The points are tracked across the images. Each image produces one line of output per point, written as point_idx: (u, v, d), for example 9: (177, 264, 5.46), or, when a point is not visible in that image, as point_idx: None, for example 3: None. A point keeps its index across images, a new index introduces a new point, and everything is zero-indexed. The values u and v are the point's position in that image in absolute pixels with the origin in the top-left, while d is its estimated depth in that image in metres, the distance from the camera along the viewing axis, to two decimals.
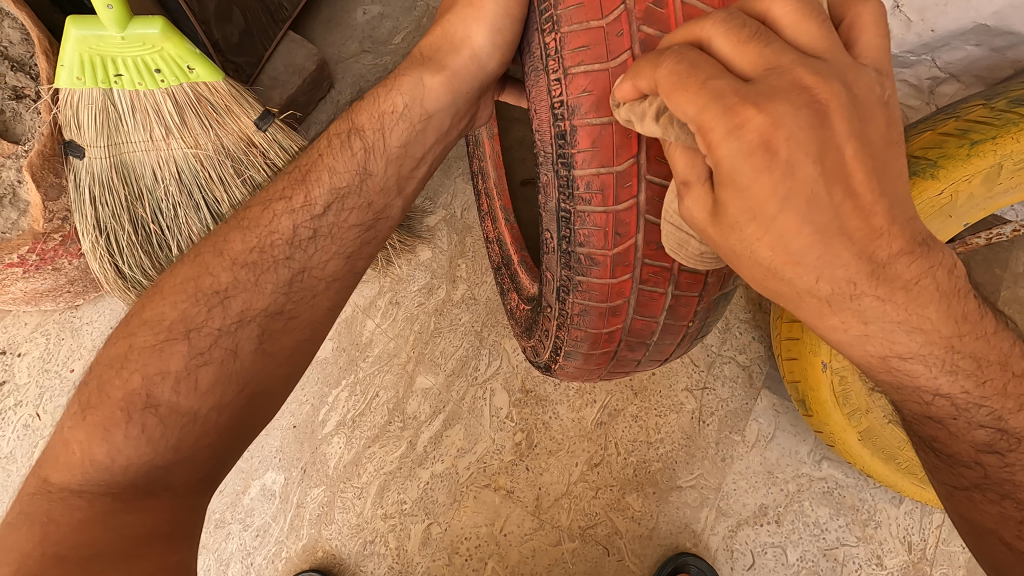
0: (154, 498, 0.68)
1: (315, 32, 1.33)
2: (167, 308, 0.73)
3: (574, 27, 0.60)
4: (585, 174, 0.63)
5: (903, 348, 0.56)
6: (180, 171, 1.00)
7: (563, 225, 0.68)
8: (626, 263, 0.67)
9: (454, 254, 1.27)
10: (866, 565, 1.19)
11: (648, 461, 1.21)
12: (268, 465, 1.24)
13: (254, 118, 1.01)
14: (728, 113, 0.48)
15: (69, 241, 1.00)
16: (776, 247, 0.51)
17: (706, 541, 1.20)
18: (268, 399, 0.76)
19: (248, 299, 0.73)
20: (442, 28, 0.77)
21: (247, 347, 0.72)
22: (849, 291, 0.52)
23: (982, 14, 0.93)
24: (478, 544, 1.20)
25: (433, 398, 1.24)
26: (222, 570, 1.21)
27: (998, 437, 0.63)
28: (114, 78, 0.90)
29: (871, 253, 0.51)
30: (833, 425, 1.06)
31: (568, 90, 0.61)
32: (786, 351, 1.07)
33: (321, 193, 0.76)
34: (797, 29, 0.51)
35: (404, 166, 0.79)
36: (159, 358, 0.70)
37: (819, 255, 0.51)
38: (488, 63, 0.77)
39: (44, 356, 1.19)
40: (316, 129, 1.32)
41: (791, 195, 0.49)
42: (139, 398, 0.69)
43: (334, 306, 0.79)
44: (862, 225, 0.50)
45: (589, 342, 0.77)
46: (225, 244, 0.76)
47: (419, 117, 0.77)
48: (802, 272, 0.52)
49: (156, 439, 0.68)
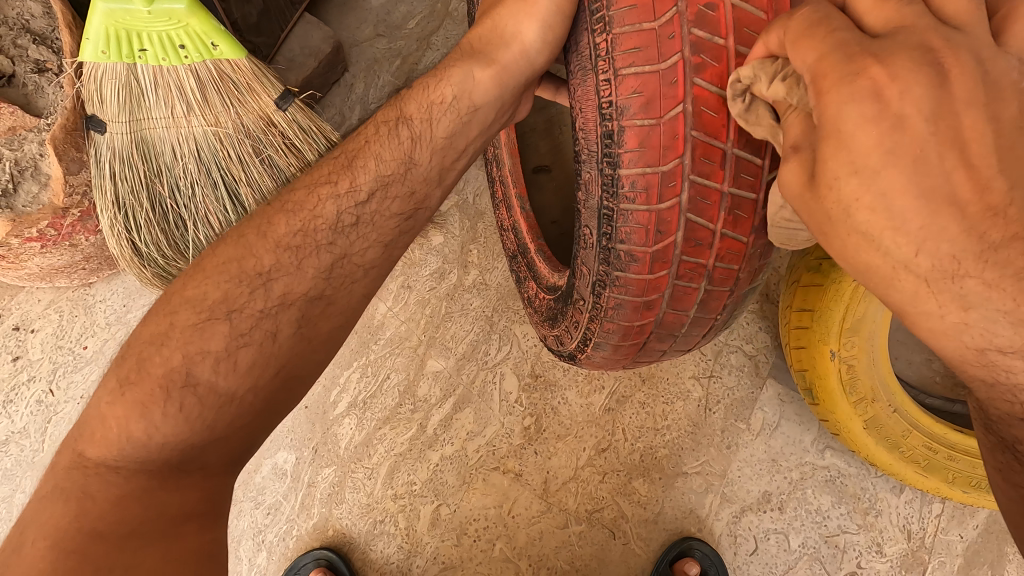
0: (191, 477, 0.70)
1: (330, 15, 1.33)
2: (209, 287, 0.73)
3: (626, 29, 0.61)
4: (630, 173, 0.64)
5: (1006, 342, 0.48)
6: (199, 149, 1.00)
7: (604, 222, 0.69)
8: (665, 259, 0.68)
9: (465, 240, 1.28)
10: (866, 552, 1.21)
11: (654, 447, 1.23)
12: (279, 445, 1.25)
13: (274, 98, 1.01)
14: (849, 60, 0.50)
15: (88, 217, 1.01)
16: (877, 208, 0.49)
17: (710, 527, 1.22)
18: (299, 383, 0.76)
19: (291, 282, 0.74)
20: (493, 21, 0.77)
21: (286, 331, 0.73)
22: (951, 268, 0.48)
23: None
24: (486, 525, 1.21)
25: (443, 381, 1.25)
26: (234, 548, 1.23)
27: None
28: (138, 52, 0.89)
29: (983, 233, 0.47)
30: (839, 413, 1.08)
31: (618, 90, 0.62)
32: (794, 340, 1.09)
33: (366, 180, 0.77)
34: (943, 1, 0.51)
35: (448, 157, 0.79)
36: (200, 337, 0.71)
37: (922, 223, 0.48)
38: (537, 58, 0.77)
39: (58, 333, 1.20)
40: (331, 112, 1.32)
41: (896, 150, 0.48)
42: (179, 375, 0.69)
43: (369, 294, 0.79)
44: (976, 199, 0.47)
45: (620, 334, 0.77)
46: (270, 227, 0.76)
47: (467, 110, 0.78)
48: (902, 240, 0.49)
49: (192, 418, 0.69)
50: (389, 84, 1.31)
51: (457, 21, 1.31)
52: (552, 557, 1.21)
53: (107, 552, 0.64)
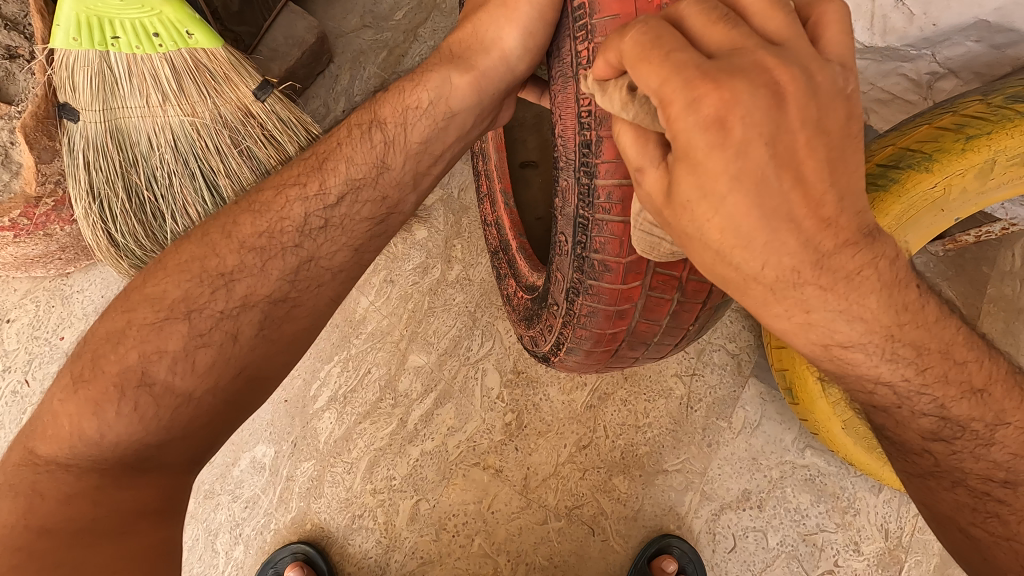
0: (147, 474, 0.69)
1: (316, 5, 1.31)
2: (169, 286, 0.72)
3: (607, 38, 0.60)
4: (606, 184, 0.64)
5: (844, 336, 0.53)
6: (175, 138, 0.98)
7: (579, 231, 0.69)
8: (638, 270, 0.67)
9: (449, 234, 1.27)
10: (843, 550, 1.22)
11: (635, 444, 1.23)
12: (258, 438, 1.24)
13: (252, 88, 1.00)
14: (688, 86, 0.46)
15: (61, 207, 1.00)
16: (726, 229, 0.49)
17: (689, 524, 1.23)
18: (264, 384, 0.75)
19: (252, 284, 0.72)
20: (473, 26, 0.76)
21: (248, 333, 0.72)
22: (793, 279, 0.50)
23: (985, 10, 0.90)
24: (466, 521, 1.21)
25: (424, 377, 1.25)
26: (210, 540, 1.22)
27: (945, 425, 0.60)
28: (111, 40, 0.89)
29: (817, 243, 0.49)
30: (819, 413, 1.09)
31: (598, 101, 0.62)
32: (776, 340, 1.09)
33: (336, 184, 0.76)
34: (763, 16, 0.49)
35: (421, 163, 0.78)
36: (157, 336, 0.69)
37: (765, 240, 0.49)
38: (516, 66, 0.76)
39: (34, 323, 1.18)
40: (315, 103, 1.30)
41: (741, 175, 0.47)
42: (134, 374, 0.68)
43: (338, 298, 0.78)
44: (812, 215, 0.48)
45: (592, 341, 0.77)
46: (235, 227, 0.75)
47: (442, 116, 0.76)
48: (749, 257, 0.50)
49: (147, 417, 0.68)
50: (375, 76, 1.30)
51: (444, 13, 1.30)
52: (531, 553, 1.21)
53: (57, 546, 0.65)
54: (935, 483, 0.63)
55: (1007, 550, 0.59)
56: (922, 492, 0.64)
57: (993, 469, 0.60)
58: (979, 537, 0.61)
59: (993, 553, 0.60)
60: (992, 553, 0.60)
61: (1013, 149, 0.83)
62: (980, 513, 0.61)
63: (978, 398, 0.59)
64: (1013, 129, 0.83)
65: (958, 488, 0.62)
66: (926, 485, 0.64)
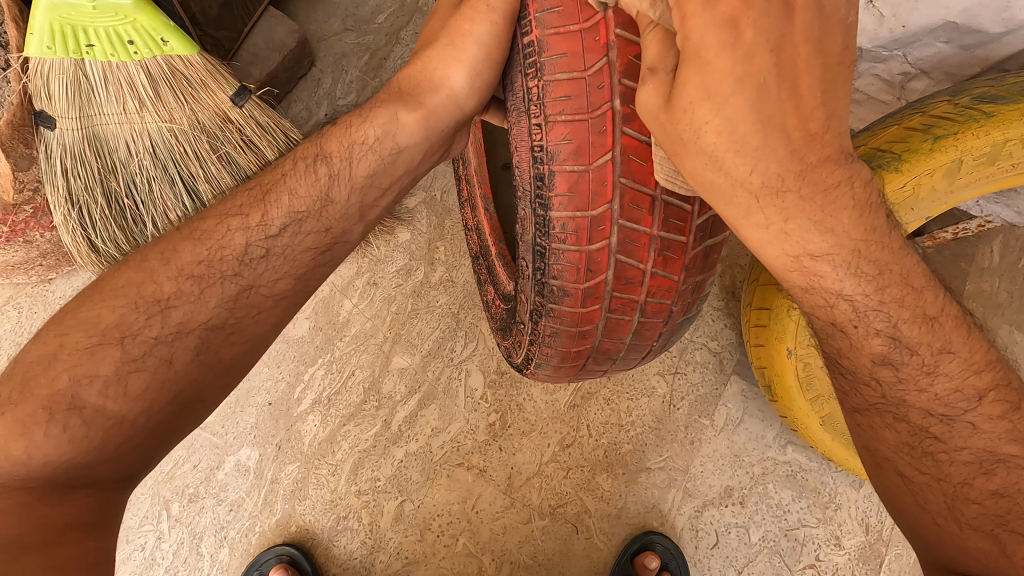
0: (78, 492, 0.66)
1: (298, 9, 1.32)
2: (104, 311, 0.71)
3: (557, 76, 0.60)
4: (561, 217, 0.64)
5: (815, 248, 0.58)
6: (154, 145, 1.00)
7: (538, 258, 0.69)
8: (597, 295, 0.69)
9: (432, 237, 1.28)
10: (825, 545, 1.24)
11: (618, 443, 1.24)
12: (243, 441, 1.24)
13: (230, 94, 1.01)
14: None
15: (40, 213, 1.01)
16: (722, 132, 0.55)
17: (672, 521, 1.24)
18: (200, 407, 0.74)
19: (190, 311, 0.72)
20: (422, 64, 0.80)
21: (182, 358, 0.71)
22: (777, 186, 0.57)
23: (951, 11, 0.92)
24: (450, 520, 1.22)
25: (408, 378, 1.25)
26: (195, 543, 1.23)
27: (894, 348, 0.60)
28: (85, 48, 0.88)
29: (803, 156, 0.56)
30: (796, 410, 1.11)
31: (548, 136, 0.62)
32: (754, 338, 1.10)
33: (278, 214, 0.76)
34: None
35: (368, 195, 0.80)
36: (89, 361, 0.68)
37: (757, 145, 0.55)
38: (465, 104, 0.80)
39: (16, 329, 1.18)
40: (297, 107, 1.31)
41: (746, 76, 0.55)
42: (64, 398, 0.66)
43: (278, 323, 0.78)
44: (801, 128, 0.56)
45: (559, 357, 0.78)
46: (174, 253, 0.74)
47: (389, 151, 0.79)
48: (739, 162, 0.56)
49: (78, 440, 0.66)
50: (358, 79, 1.30)
51: (426, 16, 1.30)
52: (515, 552, 1.22)
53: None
54: (878, 418, 0.63)
55: (934, 489, 0.61)
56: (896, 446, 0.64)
57: (935, 403, 0.61)
58: (913, 478, 0.62)
59: (923, 495, 0.61)
60: (923, 495, 0.61)
61: (980, 149, 0.85)
62: (952, 468, 0.61)
63: (927, 324, 0.60)
64: (979, 129, 0.84)
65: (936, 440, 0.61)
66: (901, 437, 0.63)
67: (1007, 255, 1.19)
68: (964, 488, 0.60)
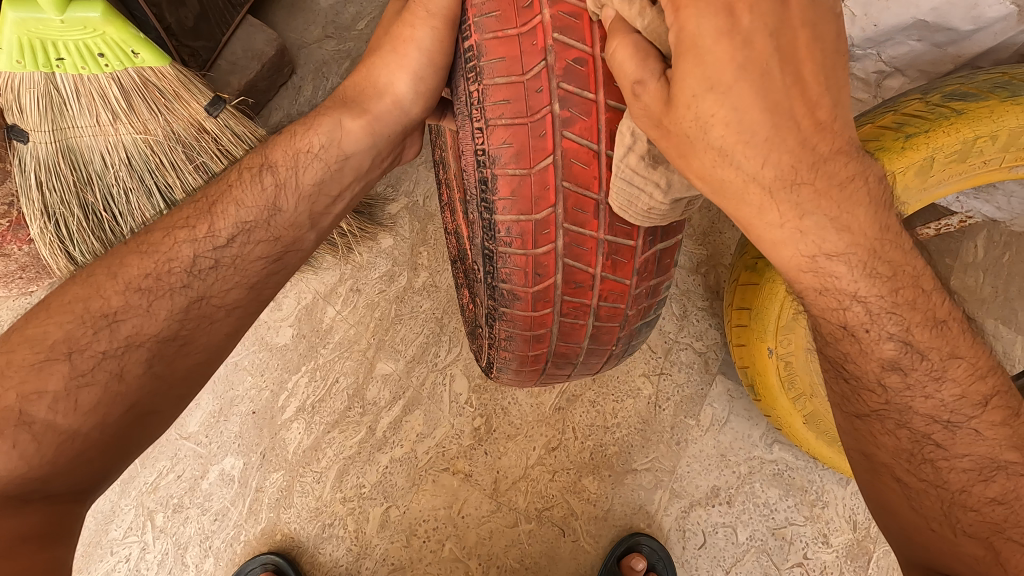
0: (31, 505, 0.65)
1: (278, 17, 1.32)
2: (51, 328, 0.71)
3: (496, 80, 0.59)
4: (505, 220, 0.63)
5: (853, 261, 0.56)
6: (129, 156, 1.00)
7: (487, 261, 0.68)
8: (547, 299, 0.69)
9: (415, 241, 1.28)
10: (812, 543, 1.24)
11: (604, 445, 1.24)
12: (227, 450, 1.24)
13: (204, 104, 1.01)
14: None
15: (18, 226, 1.03)
16: (730, 124, 0.54)
17: (659, 522, 1.24)
18: (157, 418, 0.74)
19: (138, 323, 0.72)
20: (366, 72, 0.82)
21: (135, 370, 0.71)
22: (792, 178, 0.55)
23: (921, 10, 0.93)
24: (436, 526, 1.22)
25: (392, 384, 1.25)
26: (180, 554, 1.22)
27: (905, 352, 0.59)
28: (55, 61, 0.88)
29: (814, 145, 0.55)
30: (779, 409, 1.11)
31: (489, 140, 0.60)
32: (736, 338, 1.10)
33: (225, 226, 0.76)
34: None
35: (318, 203, 0.80)
36: (37, 377, 0.68)
37: (766, 137, 0.54)
38: (410, 109, 0.81)
39: None
40: (276, 115, 1.31)
41: (747, 65, 0.53)
42: (12, 414, 0.66)
43: (234, 333, 0.78)
44: (808, 116, 0.54)
45: (518, 361, 0.79)
46: (121, 267, 0.74)
47: (335, 158, 0.80)
48: (751, 153, 0.55)
49: (28, 455, 0.65)
50: (338, 86, 1.30)
51: None
52: (502, 556, 1.22)
53: None
54: (878, 424, 0.62)
55: (932, 496, 0.61)
56: (866, 445, 0.64)
57: (939, 410, 0.60)
58: (933, 496, 0.61)
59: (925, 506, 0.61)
60: (924, 504, 0.61)
61: (950, 147, 0.85)
62: (941, 470, 0.61)
63: (938, 329, 0.60)
64: (948, 127, 0.84)
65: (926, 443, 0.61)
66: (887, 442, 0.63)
67: (991, 250, 1.18)
68: (988, 508, 0.59)
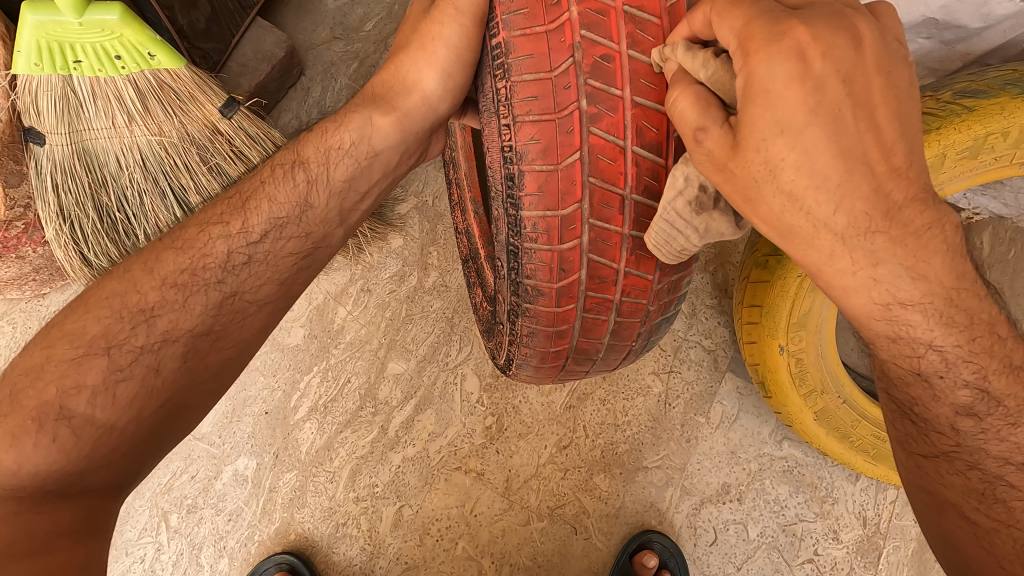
0: (67, 499, 0.66)
1: (286, 18, 1.32)
2: (90, 322, 0.71)
3: (524, 77, 0.60)
4: (531, 216, 0.64)
5: (905, 296, 0.56)
6: (144, 157, 1.01)
7: (511, 257, 0.69)
8: (571, 294, 0.69)
9: (425, 241, 1.28)
10: (823, 539, 1.24)
11: (614, 443, 1.25)
12: (240, 450, 1.25)
13: (219, 105, 1.02)
14: (773, 23, 0.53)
15: (33, 228, 1.02)
16: (800, 168, 0.54)
17: (670, 519, 1.25)
18: (188, 412, 0.74)
19: (176, 318, 0.72)
20: (395, 68, 0.81)
21: (171, 365, 0.71)
22: (863, 223, 0.55)
23: (931, 8, 0.94)
24: (448, 525, 1.23)
25: (404, 384, 1.26)
26: (194, 554, 1.23)
27: (979, 398, 0.61)
28: (73, 64, 0.90)
29: (888, 191, 0.54)
30: (790, 405, 1.11)
31: (517, 136, 0.61)
32: (747, 335, 1.10)
33: (259, 221, 0.77)
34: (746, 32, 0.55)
35: (347, 199, 0.81)
36: (77, 371, 0.68)
37: (839, 182, 0.54)
38: (439, 105, 0.82)
39: (11, 344, 1.18)
40: (285, 116, 1.32)
41: (818, 109, 0.53)
42: (52, 408, 0.67)
43: (264, 329, 0.79)
44: (886, 160, 0.54)
45: (538, 358, 0.79)
46: (157, 263, 0.74)
47: (365, 155, 0.80)
48: (821, 199, 0.54)
49: (67, 448, 0.66)
50: (347, 86, 1.31)
51: None
52: (514, 553, 1.23)
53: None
54: (946, 464, 0.64)
55: (1002, 534, 0.60)
56: (927, 477, 0.65)
57: (1014, 452, 0.61)
58: (982, 523, 0.62)
59: (989, 539, 0.61)
60: (990, 537, 0.61)
61: (961, 144, 0.86)
62: (987, 497, 0.62)
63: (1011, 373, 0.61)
64: (960, 123, 0.85)
65: (969, 471, 0.63)
66: (935, 469, 0.64)
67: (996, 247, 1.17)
68: None
